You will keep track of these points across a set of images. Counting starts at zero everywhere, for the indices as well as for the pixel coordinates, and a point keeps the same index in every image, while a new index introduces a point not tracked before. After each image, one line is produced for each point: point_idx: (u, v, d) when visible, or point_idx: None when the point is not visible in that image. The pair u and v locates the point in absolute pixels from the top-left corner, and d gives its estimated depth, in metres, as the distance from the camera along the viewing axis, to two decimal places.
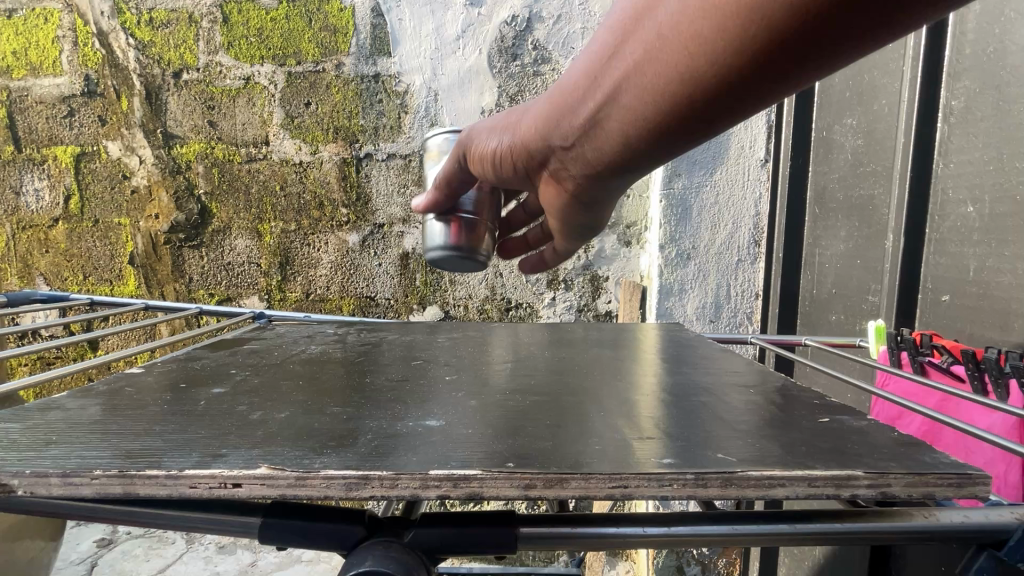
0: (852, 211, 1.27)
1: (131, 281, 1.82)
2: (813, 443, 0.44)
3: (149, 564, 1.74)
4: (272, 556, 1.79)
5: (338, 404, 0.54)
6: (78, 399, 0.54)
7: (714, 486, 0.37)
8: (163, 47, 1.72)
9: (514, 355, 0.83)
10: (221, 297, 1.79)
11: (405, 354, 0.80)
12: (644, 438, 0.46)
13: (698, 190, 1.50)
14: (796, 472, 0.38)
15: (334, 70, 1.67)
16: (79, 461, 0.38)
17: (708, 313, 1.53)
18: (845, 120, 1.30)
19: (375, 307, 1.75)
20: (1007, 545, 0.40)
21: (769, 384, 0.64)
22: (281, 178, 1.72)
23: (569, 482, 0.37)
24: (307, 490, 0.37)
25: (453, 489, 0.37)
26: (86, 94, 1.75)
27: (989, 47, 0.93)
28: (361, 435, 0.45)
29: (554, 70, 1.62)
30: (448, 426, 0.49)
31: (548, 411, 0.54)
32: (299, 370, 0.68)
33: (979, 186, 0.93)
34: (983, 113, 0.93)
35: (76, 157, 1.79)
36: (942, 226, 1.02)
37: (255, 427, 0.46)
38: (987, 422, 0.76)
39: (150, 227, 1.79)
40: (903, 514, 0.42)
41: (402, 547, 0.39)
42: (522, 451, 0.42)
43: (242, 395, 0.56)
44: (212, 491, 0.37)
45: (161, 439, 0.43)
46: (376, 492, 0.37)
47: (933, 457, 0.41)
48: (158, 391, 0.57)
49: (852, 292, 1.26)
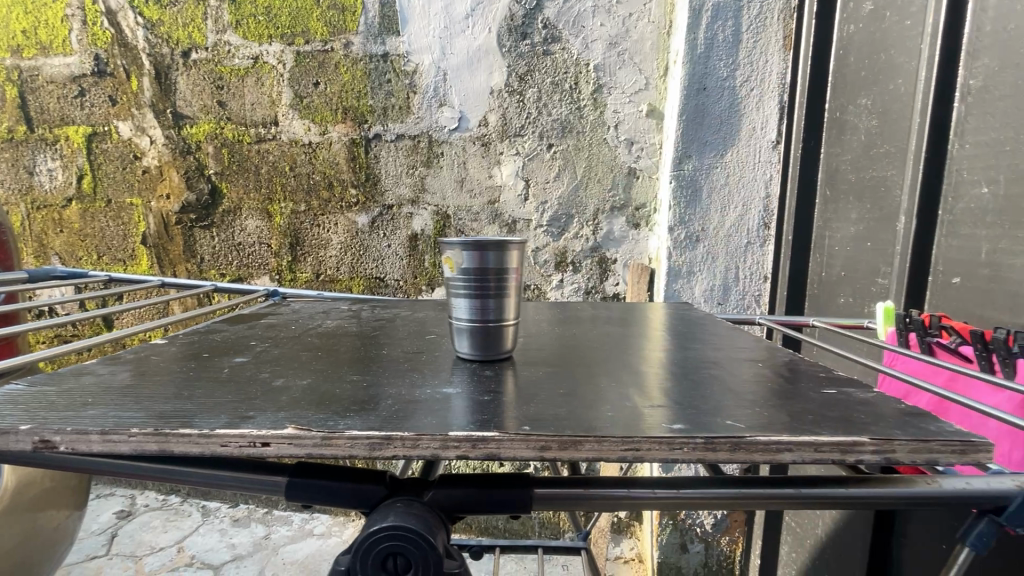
0: (864, 192, 1.26)
1: (144, 261, 1.85)
2: (819, 412, 0.45)
3: (167, 535, 1.80)
4: (284, 530, 1.84)
5: (357, 372, 0.56)
6: (107, 366, 0.56)
7: (723, 450, 0.39)
8: (171, 25, 1.71)
9: (525, 332, 0.84)
10: (232, 277, 1.82)
11: (418, 329, 0.82)
12: (655, 406, 0.47)
13: (708, 172, 1.49)
14: (804, 438, 0.39)
15: (342, 49, 1.66)
16: (116, 421, 0.40)
17: (716, 296, 1.54)
18: (860, 100, 1.28)
19: (384, 288, 1.75)
20: (1008, 511, 0.41)
21: (778, 358, 0.65)
22: (290, 158, 1.73)
23: (583, 445, 0.39)
24: (332, 449, 0.39)
25: (471, 450, 0.39)
26: (96, 74, 1.77)
27: (1010, 24, 0.91)
28: (380, 401, 0.47)
29: (564, 49, 1.59)
30: (464, 394, 0.50)
31: (560, 382, 0.56)
32: (316, 343, 0.70)
33: (995, 167, 0.92)
34: (1002, 92, 0.92)
35: (88, 137, 1.81)
36: (956, 207, 1.01)
37: (279, 392, 0.48)
38: (995, 400, 0.76)
39: (162, 208, 1.81)
40: (905, 481, 0.44)
41: (423, 505, 0.41)
42: (537, 418, 0.43)
43: (263, 364, 0.58)
44: (242, 449, 0.38)
45: (192, 402, 0.45)
46: (398, 451, 0.39)
47: (937, 426, 0.42)
48: (182, 360, 0.59)
49: (862, 274, 1.25)
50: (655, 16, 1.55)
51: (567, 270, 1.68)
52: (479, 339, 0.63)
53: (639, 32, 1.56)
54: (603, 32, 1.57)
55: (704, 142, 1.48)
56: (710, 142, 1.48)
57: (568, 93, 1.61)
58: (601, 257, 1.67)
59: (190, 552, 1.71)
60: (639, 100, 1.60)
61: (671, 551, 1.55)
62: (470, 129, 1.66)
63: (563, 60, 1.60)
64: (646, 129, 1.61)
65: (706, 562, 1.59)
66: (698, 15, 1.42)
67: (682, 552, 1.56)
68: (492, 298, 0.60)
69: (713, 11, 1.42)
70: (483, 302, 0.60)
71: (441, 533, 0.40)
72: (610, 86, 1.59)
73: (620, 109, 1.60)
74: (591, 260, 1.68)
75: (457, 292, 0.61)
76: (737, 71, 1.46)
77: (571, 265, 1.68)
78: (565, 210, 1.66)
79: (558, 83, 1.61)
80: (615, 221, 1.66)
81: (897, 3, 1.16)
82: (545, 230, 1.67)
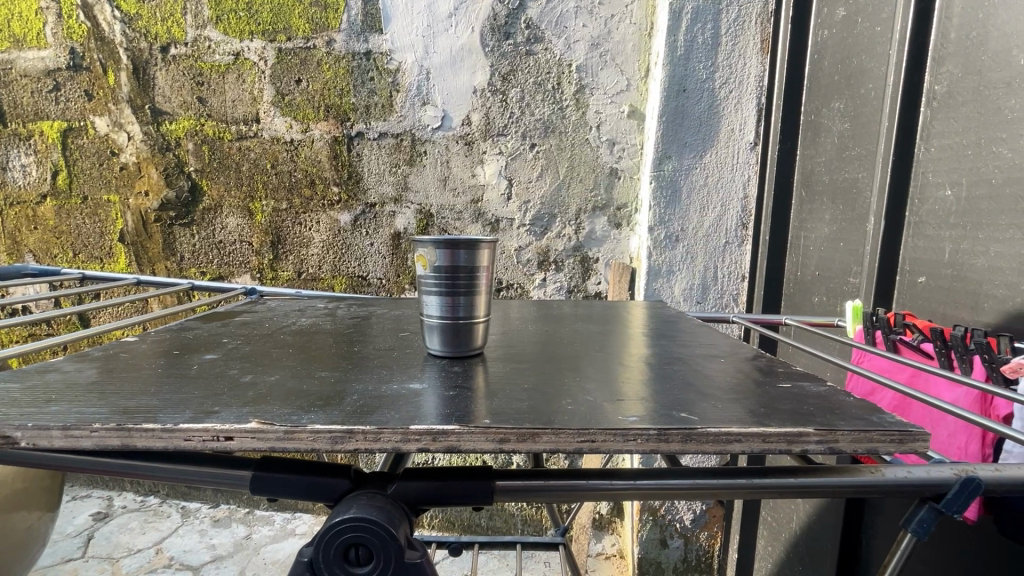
0: (837, 194, 1.29)
1: (122, 259, 1.82)
2: (770, 405, 0.47)
3: (145, 536, 1.78)
4: (266, 530, 1.83)
5: (327, 369, 0.57)
6: (75, 363, 0.56)
7: (675, 441, 0.41)
8: (149, 20, 1.69)
9: (501, 329, 0.85)
10: (213, 276, 1.80)
11: (393, 327, 0.83)
12: (614, 400, 0.49)
13: (687, 173, 1.52)
14: (752, 429, 0.41)
15: (325, 47, 1.65)
16: (79, 416, 0.41)
17: (695, 295, 1.56)
18: (833, 104, 1.32)
19: (367, 287, 1.75)
20: (945, 498, 0.44)
21: (740, 354, 0.67)
22: (272, 156, 1.72)
23: (541, 436, 0.41)
24: (296, 443, 0.40)
25: (432, 443, 0.41)
26: (72, 68, 1.74)
27: (973, 33, 0.94)
28: (347, 396, 0.48)
29: (546, 50, 1.60)
30: (431, 389, 0.51)
31: (527, 377, 0.57)
32: (289, 340, 0.70)
33: (958, 170, 0.96)
34: (964, 98, 0.95)
35: (63, 132, 1.78)
36: (921, 209, 1.04)
37: (247, 388, 0.49)
38: (952, 396, 0.79)
39: (140, 205, 1.78)
40: (852, 470, 0.46)
41: (386, 498, 0.43)
42: (500, 412, 0.45)
43: (234, 361, 0.59)
44: (205, 443, 0.39)
45: (157, 398, 0.45)
46: (360, 444, 0.40)
47: (880, 418, 0.44)
48: (152, 357, 0.60)
49: (834, 274, 1.29)
50: (637, 18, 1.57)
51: (549, 269, 1.69)
52: (449, 336, 0.64)
53: (621, 34, 1.58)
54: (585, 34, 1.58)
55: (684, 142, 1.50)
56: (689, 143, 1.50)
57: (550, 93, 1.62)
58: (583, 256, 1.69)
59: (168, 554, 1.69)
60: (621, 101, 1.61)
61: (650, 547, 1.58)
62: (453, 128, 1.66)
63: (546, 61, 1.61)
64: (628, 130, 1.63)
65: (685, 557, 1.62)
66: (678, 17, 1.44)
67: (661, 547, 1.58)
68: (463, 296, 0.61)
69: (693, 14, 1.44)
70: (453, 300, 0.61)
71: (403, 524, 0.42)
72: (592, 87, 1.61)
73: (602, 110, 1.62)
74: (573, 258, 1.70)
75: (429, 290, 0.61)
76: (715, 73, 1.48)
77: (553, 264, 1.70)
78: (547, 209, 1.67)
79: (540, 83, 1.62)
80: (597, 220, 1.68)
81: (868, 10, 1.19)
82: (528, 229, 1.69)
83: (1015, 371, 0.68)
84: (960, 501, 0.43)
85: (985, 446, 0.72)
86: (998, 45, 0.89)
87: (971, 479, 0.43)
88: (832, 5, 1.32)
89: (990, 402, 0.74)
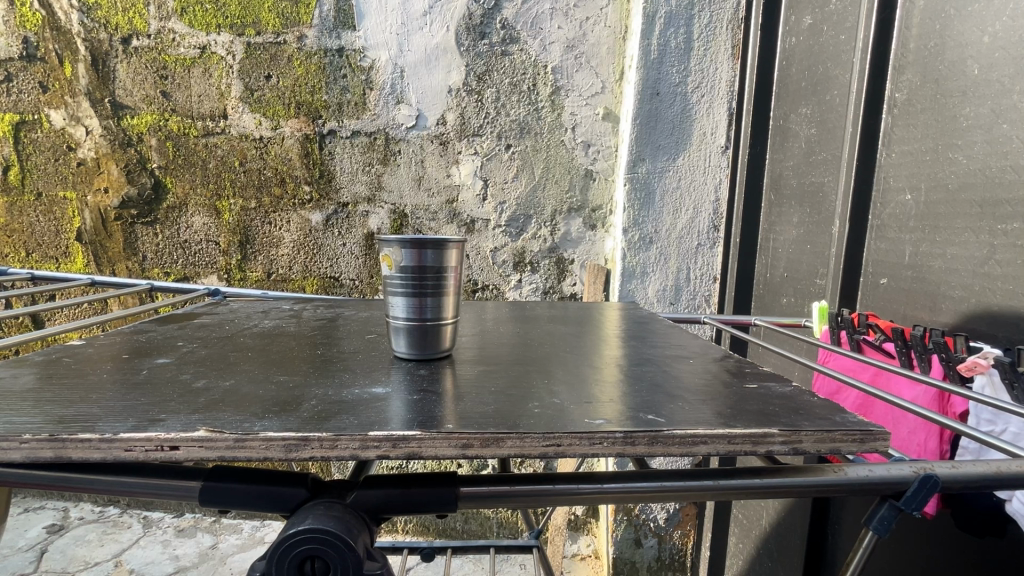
0: (804, 197, 1.32)
1: (79, 259, 1.74)
2: (737, 405, 0.48)
3: (103, 548, 1.70)
4: (233, 539, 1.77)
5: (288, 373, 0.55)
6: (14, 368, 0.53)
7: (642, 444, 0.41)
8: (109, 10, 1.62)
9: (477, 330, 0.84)
10: (177, 277, 1.73)
11: (360, 329, 0.81)
12: (582, 402, 0.48)
13: (661, 175, 1.53)
14: (717, 431, 0.41)
15: (296, 43, 1.61)
16: (7, 428, 0.38)
17: (668, 296, 1.58)
18: (801, 109, 1.35)
19: (339, 288, 1.70)
20: (905, 496, 0.44)
21: (710, 355, 0.67)
22: (240, 153, 1.67)
23: (505, 441, 0.40)
24: (246, 451, 0.38)
25: (392, 450, 0.40)
26: (25, 58, 1.66)
27: (931, 42, 0.97)
28: (306, 401, 0.46)
29: (522, 51, 1.60)
30: (396, 393, 0.50)
31: (499, 378, 0.57)
32: (250, 343, 0.68)
33: (917, 175, 0.98)
34: (923, 106, 0.98)
35: (15, 125, 1.70)
36: (883, 212, 1.07)
37: (198, 395, 0.46)
38: (912, 394, 0.81)
39: (99, 202, 1.70)
40: (815, 470, 0.46)
41: (343, 507, 0.42)
42: (466, 416, 0.44)
43: (189, 364, 0.56)
44: (148, 453, 0.38)
45: (99, 405, 0.43)
46: (316, 452, 0.39)
47: (842, 417, 0.45)
48: (99, 362, 0.56)
49: (802, 274, 1.31)
50: (612, 20, 1.58)
51: (525, 271, 1.69)
52: (416, 339, 0.62)
53: (596, 36, 1.59)
54: (561, 36, 1.59)
55: (658, 145, 1.52)
56: (663, 146, 1.52)
57: (526, 94, 1.62)
58: (559, 258, 1.69)
59: (128, 567, 1.62)
60: (596, 103, 1.62)
61: (625, 547, 1.58)
62: (427, 128, 1.64)
63: (521, 62, 1.60)
64: (602, 132, 1.63)
65: (659, 556, 1.62)
66: (651, 21, 1.45)
67: (635, 547, 1.59)
68: (430, 297, 0.59)
69: (666, 18, 1.46)
70: (420, 300, 0.59)
71: (363, 534, 0.40)
72: (567, 88, 1.61)
73: (577, 112, 1.62)
74: (548, 260, 1.69)
75: (394, 290, 0.60)
76: (688, 78, 1.50)
77: (528, 265, 1.69)
78: (523, 211, 1.66)
79: (515, 84, 1.61)
80: (572, 222, 1.68)
81: (834, 19, 1.22)
82: (504, 230, 1.67)
83: (970, 368, 0.70)
84: (918, 499, 0.44)
85: (942, 442, 0.75)
86: (954, 55, 0.92)
87: (929, 477, 0.44)
88: (800, 13, 1.36)
89: (948, 400, 0.76)
